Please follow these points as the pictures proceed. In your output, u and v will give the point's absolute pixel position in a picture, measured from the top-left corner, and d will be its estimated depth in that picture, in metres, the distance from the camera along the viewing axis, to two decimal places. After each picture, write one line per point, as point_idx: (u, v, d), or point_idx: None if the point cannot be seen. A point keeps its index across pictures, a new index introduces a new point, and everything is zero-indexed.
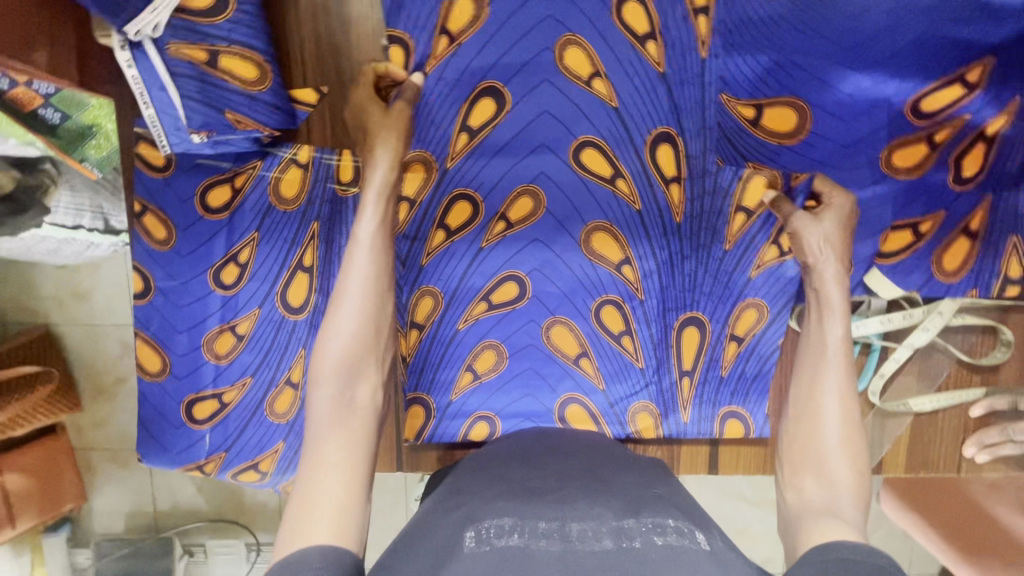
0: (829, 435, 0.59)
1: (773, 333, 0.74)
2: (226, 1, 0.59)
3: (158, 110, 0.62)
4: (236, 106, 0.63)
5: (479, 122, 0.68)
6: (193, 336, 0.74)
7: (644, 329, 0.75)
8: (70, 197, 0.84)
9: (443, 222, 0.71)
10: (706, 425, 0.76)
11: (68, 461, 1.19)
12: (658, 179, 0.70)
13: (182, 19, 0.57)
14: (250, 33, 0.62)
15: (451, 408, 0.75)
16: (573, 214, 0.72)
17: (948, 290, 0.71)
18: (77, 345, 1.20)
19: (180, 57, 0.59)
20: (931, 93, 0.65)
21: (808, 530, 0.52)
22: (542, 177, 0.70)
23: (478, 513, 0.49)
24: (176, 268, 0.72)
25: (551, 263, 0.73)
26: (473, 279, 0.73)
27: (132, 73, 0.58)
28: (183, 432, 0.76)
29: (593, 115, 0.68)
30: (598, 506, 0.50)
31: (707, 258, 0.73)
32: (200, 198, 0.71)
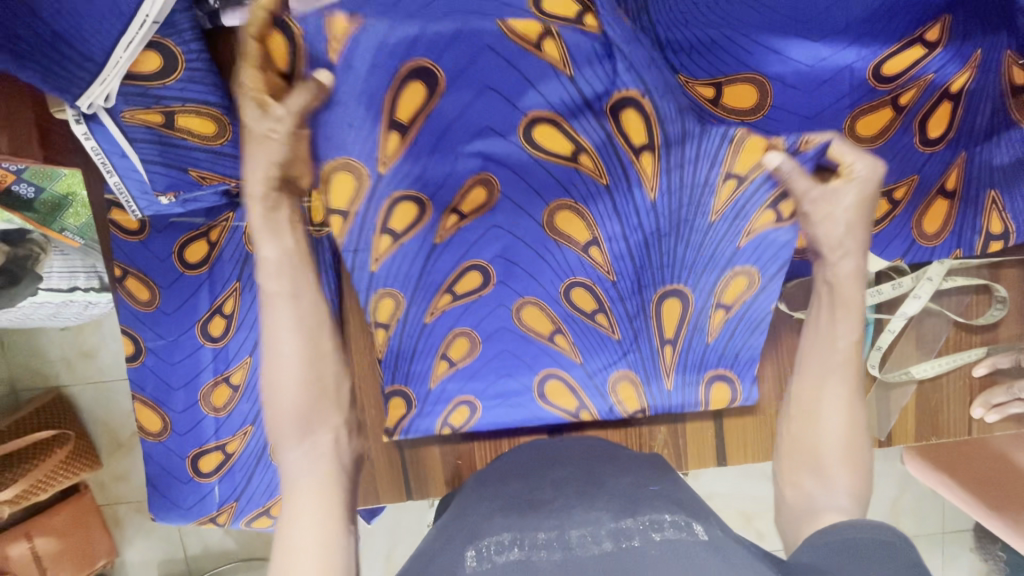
0: (822, 439, 0.61)
1: (761, 301, 0.68)
2: (175, 58, 0.58)
3: (122, 176, 0.64)
4: (199, 163, 0.65)
5: (409, 117, 0.51)
6: (189, 391, 0.75)
7: (619, 305, 0.69)
8: (61, 261, 0.89)
9: (386, 226, 0.59)
10: (692, 391, 0.74)
11: (97, 520, 1.19)
12: (625, 149, 0.56)
13: (133, 85, 0.57)
14: (205, 89, 0.61)
15: (431, 396, 0.72)
16: (529, 196, 0.62)
17: (934, 254, 0.72)
18: (90, 404, 1.22)
19: (135, 122, 0.60)
20: (892, 56, 0.61)
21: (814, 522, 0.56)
22: (489, 163, 0.59)
23: (480, 530, 0.50)
24: (163, 328, 0.73)
25: (511, 246, 0.67)
26: (434, 273, 0.65)
27: (91, 144, 0.60)
28: (192, 486, 0.77)
29: (542, 83, 0.51)
30: (595, 511, 0.50)
31: (689, 235, 0.63)
32: (178, 255, 0.72)
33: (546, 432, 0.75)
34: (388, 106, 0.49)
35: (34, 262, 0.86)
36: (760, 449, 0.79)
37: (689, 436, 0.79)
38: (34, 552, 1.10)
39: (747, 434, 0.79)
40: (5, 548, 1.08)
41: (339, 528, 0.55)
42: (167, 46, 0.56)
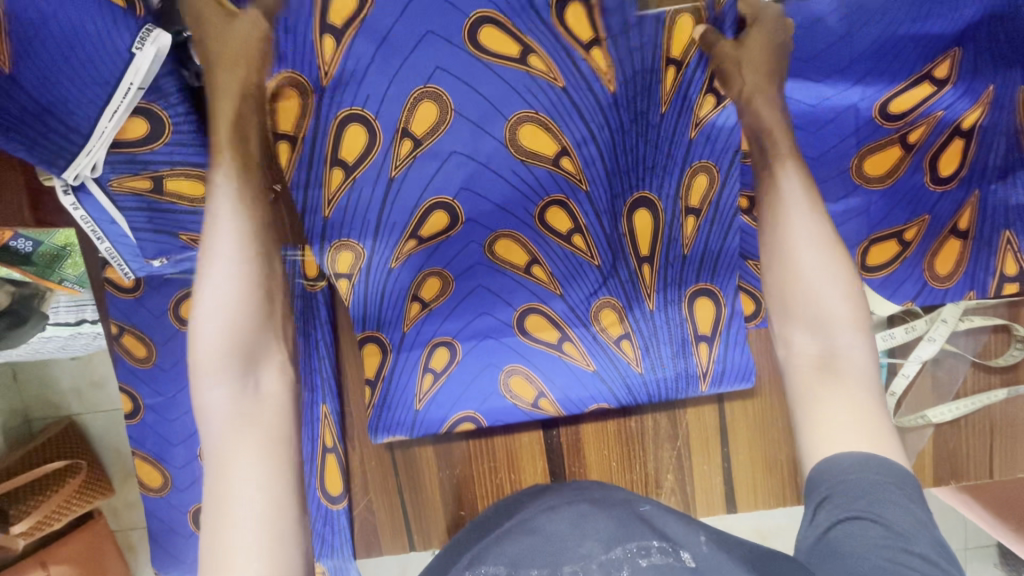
0: (808, 272, 0.56)
1: (729, 195, 0.64)
2: (161, 121, 0.57)
3: (113, 242, 0.64)
4: (189, 226, 0.64)
5: (343, 20, 0.54)
6: (189, 447, 0.74)
7: (595, 223, 0.66)
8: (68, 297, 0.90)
9: (335, 157, 0.59)
10: (674, 311, 0.70)
11: (111, 544, 1.14)
12: (575, 47, 0.57)
13: (123, 152, 0.57)
14: (192, 151, 0.60)
15: (406, 340, 0.69)
16: (486, 109, 0.59)
17: (947, 295, 0.69)
18: (101, 433, 1.19)
19: (123, 189, 0.60)
20: (900, 93, 0.62)
21: (821, 395, 0.53)
22: (440, 72, 0.56)
23: (477, 559, 0.49)
24: (161, 384, 0.72)
25: (477, 175, 0.62)
26: (394, 215, 0.62)
27: (80, 214, 0.60)
28: (194, 541, 0.76)
29: None
30: (587, 542, 0.47)
31: (648, 128, 0.62)
32: (173, 310, 0.71)
33: (540, 428, 0.75)
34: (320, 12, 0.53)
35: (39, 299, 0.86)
36: (771, 486, 0.76)
37: (696, 480, 0.76)
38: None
39: (756, 474, 0.76)
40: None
41: (285, 474, 0.47)
42: (155, 110, 0.56)
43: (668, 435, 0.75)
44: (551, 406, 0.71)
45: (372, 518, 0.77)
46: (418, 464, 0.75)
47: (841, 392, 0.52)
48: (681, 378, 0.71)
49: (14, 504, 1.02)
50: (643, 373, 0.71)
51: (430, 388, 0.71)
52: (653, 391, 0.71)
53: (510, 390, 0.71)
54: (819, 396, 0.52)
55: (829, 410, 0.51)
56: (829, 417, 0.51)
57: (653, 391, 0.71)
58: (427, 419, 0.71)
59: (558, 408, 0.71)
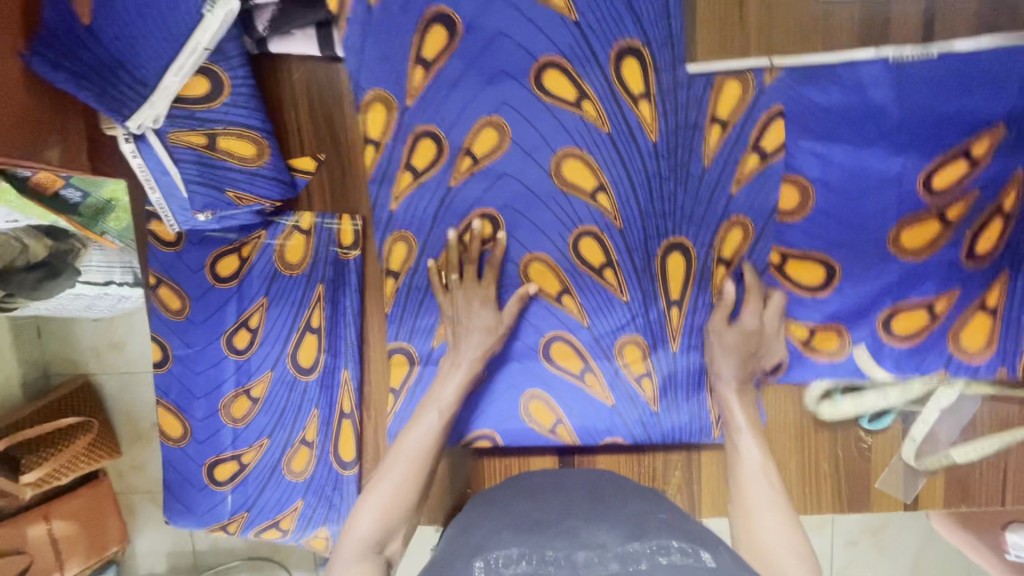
0: (763, 513, 0.62)
1: (759, 253, 0.70)
2: (222, 86, 0.62)
3: (164, 195, 0.65)
4: (238, 183, 0.66)
5: (433, 55, 0.67)
6: (211, 400, 0.76)
7: (627, 258, 0.70)
8: (100, 256, 0.81)
9: (409, 162, 0.69)
10: (696, 355, 0.72)
11: (112, 506, 1.16)
12: (625, 97, 0.67)
13: (181, 108, 0.60)
14: (247, 113, 0.64)
15: (434, 353, 0.74)
16: (539, 142, 0.68)
17: (976, 371, 0.71)
18: (115, 394, 1.19)
19: (180, 143, 0.62)
20: (939, 169, 0.66)
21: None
22: (505, 106, 0.68)
23: (487, 544, 0.48)
24: (191, 336, 0.75)
25: (522, 197, 0.70)
26: (446, 218, 0.71)
27: (138, 162, 0.62)
28: (206, 493, 0.78)
29: (550, 30, 0.66)
30: (602, 534, 0.48)
31: (687, 179, 0.68)
32: (210, 269, 0.73)
33: (554, 457, 0.75)
34: (416, 50, 0.67)
35: (73, 256, 0.79)
36: None
37: (704, 481, 0.75)
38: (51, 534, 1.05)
39: None
40: (25, 529, 1.02)
41: None
42: (217, 72, 0.61)
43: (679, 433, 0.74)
44: (568, 434, 0.73)
45: None
46: None
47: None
48: (694, 420, 0.72)
49: (26, 454, 1.01)
50: (658, 412, 0.72)
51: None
52: (668, 431, 0.72)
53: (530, 415, 0.73)
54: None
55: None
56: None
57: (667, 430, 0.72)
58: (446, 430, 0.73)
59: (574, 437, 0.73)
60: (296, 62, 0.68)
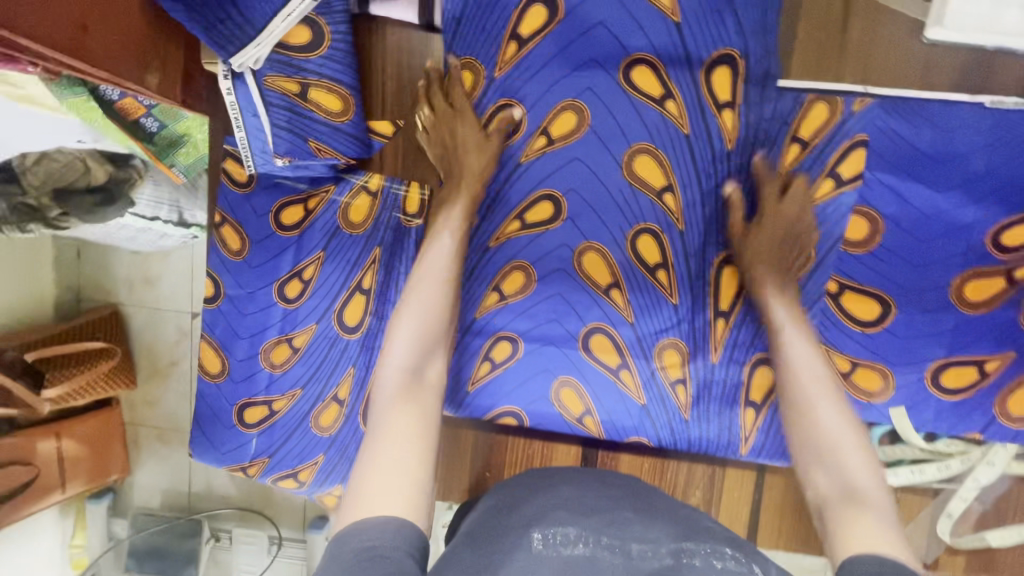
0: (825, 422, 0.61)
1: (816, 279, 0.69)
2: (322, 38, 0.63)
3: (249, 135, 0.66)
4: (319, 135, 0.67)
5: (530, 31, 0.68)
6: (253, 343, 0.77)
7: (682, 263, 0.71)
8: (153, 190, 0.83)
9: (484, 135, 0.71)
10: (735, 370, 0.71)
11: (119, 432, 1.10)
12: (710, 105, 0.67)
13: (280, 53, 0.62)
14: (340, 69, 0.66)
15: (475, 325, 0.74)
16: (616, 134, 0.69)
17: (1015, 436, 0.68)
18: (141, 327, 1.13)
19: (274, 87, 0.63)
20: (1014, 224, 0.65)
21: (852, 526, 0.54)
22: (589, 93, 0.68)
23: (544, 517, 0.53)
24: (245, 278, 0.76)
25: (590, 185, 0.70)
26: (510, 194, 0.72)
27: (231, 100, 0.63)
28: (233, 433, 0.79)
29: (650, 28, 0.66)
30: (657, 532, 0.52)
31: (757, 192, 0.68)
32: (275, 214, 0.74)
33: (577, 445, 0.76)
34: (513, 23, 0.68)
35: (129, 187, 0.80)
36: (795, 528, 0.75)
37: (725, 489, 0.76)
38: (59, 452, 0.99)
39: (782, 515, 0.75)
40: (35, 442, 0.97)
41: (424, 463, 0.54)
42: (319, 23, 0.63)
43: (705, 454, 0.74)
44: (595, 425, 0.73)
45: None
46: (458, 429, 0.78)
47: (873, 523, 0.53)
48: (723, 436, 0.72)
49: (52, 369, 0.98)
50: (688, 420, 0.72)
51: (485, 375, 0.74)
52: (694, 441, 0.72)
53: (559, 400, 0.74)
54: (849, 522, 0.54)
55: (861, 532, 0.53)
56: (856, 539, 0.52)
57: (694, 440, 0.72)
58: (475, 404, 0.75)
59: (601, 429, 0.73)
60: (390, 27, 0.70)
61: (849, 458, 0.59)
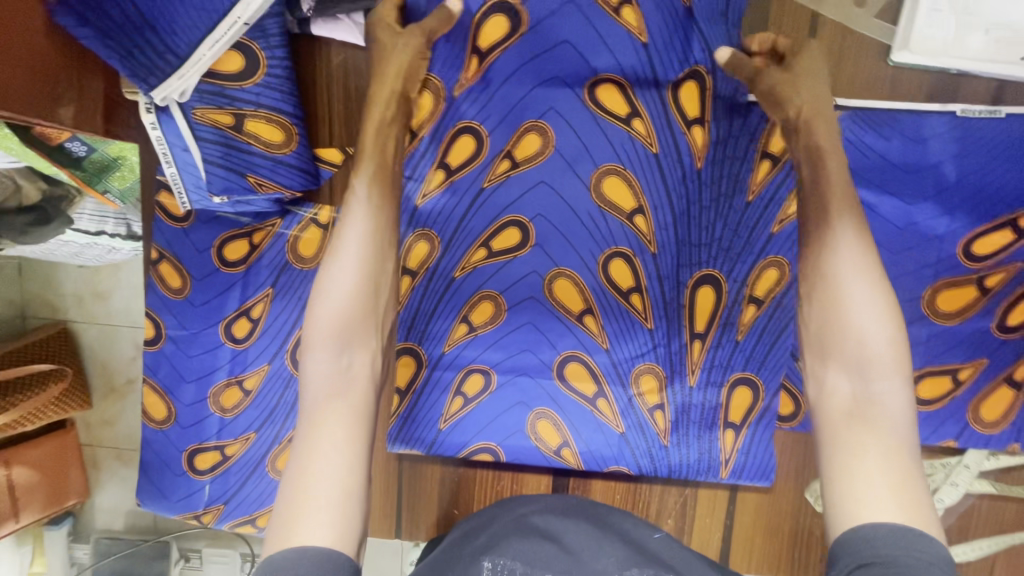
0: (859, 323, 0.49)
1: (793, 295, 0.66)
2: (257, 64, 0.58)
3: (180, 169, 0.60)
4: (258, 169, 0.62)
5: (488, 44, 0.64)
6: (200, 386, 0.72)
7: (656, 286, 0.67)
8: (95, 204, 0.77)
9: (443, 160, 0.67)
10: (713, 393, 0.68)
11: (77, 456, 1.02)
12: (679, 121, 0.64)
13: (209, 83, 0.56)
14: (281, 97, 0.61)
15: (444, 359, 0.70)
16: (582, 154, 0.65)
17: (988, 442, 0.68)
18: (93, 345, 1.04)
19: (204, 120, 0.58)
20: (982, 235, 0.64)
21: (852, 451, 0.45)
22: (553, 113, 0.65)
23: (500, 546, 0.48)
24: (187, 318, 0.71)
25: (557, 209, 0.66)
26: (475, 220, 0.68)
27: (156, 134, 0.57)
28: (183, 480, 0.75)
29: (617, 47, 0.62)
30: (603, 559, 0.48)
31: (728, 211, 0.66)
32: (216, 251, 0.69)
33: (549, 474, 0.73)
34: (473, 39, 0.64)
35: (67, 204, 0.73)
36: (768, 551, 0.74)
37: (697, 517, 0.73)
38: (9, 483, 0.90)
39: (755, 539, 0.73)
40: None
41: (359, 471, 0.48)
42: (253, 48, 0.57)
43: (677, 483, 0.72)
44: (573, 457, 0.69)
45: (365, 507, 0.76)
46: (422, 467, 0.75)
47: (872, 451, 0.45)
48: (704, 460, 0.69)
49: None
50: (668, 446, 0.69)
51: (457, 412, 0.70)
52: (676, 467, 0.69)
53: (536, 433, 0.70)
54: (856, 448, 0.45)
55: (860, 465, 0.44)
56: (856, 474, 0.44)
57: (675, 466, 0.69)
58: (446, 443, 0.70)
59: (579, 460, 0.69)
60: (335, 48, 0.64)
61: (883, 365, 0.47)
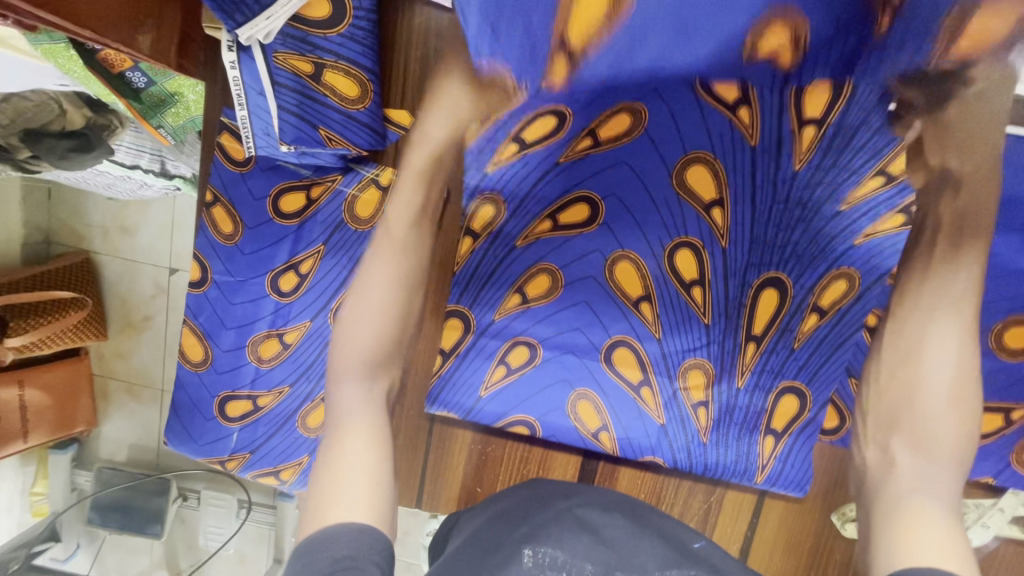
0: (932, 404, 0.52)
1: (858, 313, 0.64)
2: (344, 12, 0.56)
3: (251, 113, 0.59)
4: (331, 123, 0.60)
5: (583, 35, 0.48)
6: (240, 335, 0.72)
7: (720, 282, 0.66)
8: (133, 136, 0.78)
9: (519, 135, 0.62)
10: (760, 398, 0.68)
11: (87, 385, 1.03)
12: (790, 115, 0.59)
13: (295, 28, 0.54)
14: (360, 50, 0.59)
15: (492, 326, 0.69)
16: (671, 136, 0.62)
17: None
18: (114, 281, 1.05)
19: (284, 66, 0.55)
20: None
21: (907, 521, 0.48)
22: (653, 95, 0.59)
23: (539, 533, 0.47)
24: (235, 265, 0.70)
25: (632, 189, 0.65)
26: (544, 189, 0.65)
27: (234, 74, 0.55)
28: (212, 425, 0.75)
29: (722, 135, 0.61)
30: (647, 557, 0.45)
31: (813, 217, 0.63)
32: (273, 201, 0.68)
33: (580, 455, 0.73)
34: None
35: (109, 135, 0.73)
36: (784, 567, 0.74)
37: (719, 522, 0.73)
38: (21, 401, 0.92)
39: (774, 555, 0.73)
40: None
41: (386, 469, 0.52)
42: None
43: (704, 488, 0.72)
44: (610, 441, 0.70)
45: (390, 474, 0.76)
46: (452, 437, 0.74)
47: (934, 524, 0.47)
48: (739, 462, 0.69)
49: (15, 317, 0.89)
50: (706, 444, 0.69)
51: (498, 381, 0.70)
52: (711, 465, 0.69)
53: (575, 412, 0.70)
54: (910, 522, 0.47)
55: (912, 529, 0.47)
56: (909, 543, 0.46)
57: (710, 464, 0.69)
58: (484, 411, 0.70)
59: (615, 445, 0.70)
60: (419, 6, 0.62)
61: (946, 448, 0.51)
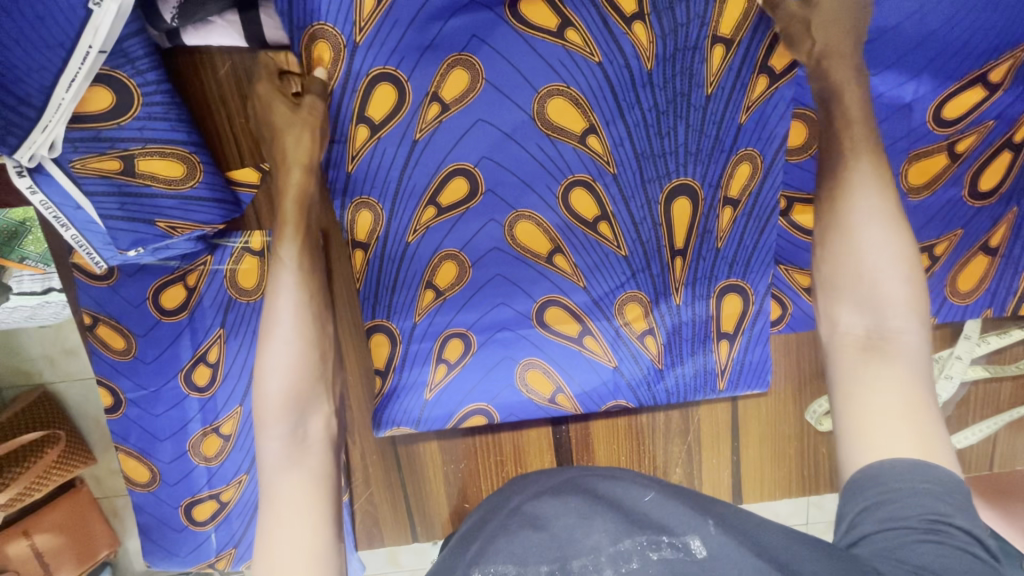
0: (869, 257, 0.53)
1: (770, 190, 0.62)
2: (130, 96, 0.51)
3: (80, 229, 0.57)
4: (168, 213, 0.57)
5: None
6: (177, 442, 0.69)
7: (623, 209, 0.63)
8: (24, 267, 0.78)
9: (363, 114, 0.58)
10: (702, 307, 0.66)
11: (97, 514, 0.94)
12: (617, 21, 0.57)
13: (84, 129, 0.51)
14: (168, 126, 0.54)
15: (416, 330, 0.66)
16: (517, 82, 0.58)
17: (965, 310, 0.68)
18: (78, 403, 0.96)
19: (88, 172, 0.53)
20: (953, 95, 0.61)
21: (866, 385, 0.51)
22: (476, 41, 0.57)
23: (484, 553, 0.42)
24: (143, 377, 0.67)
25: (502, 147, 0.61)
26: (414, 178, 0.61)
27: (39, 198, 0.53)
28: (187, 534, 0.73)
29: (561, 65, 0.58)
30: (596, 532, 0.42)
31: (689, 112, 0.60)
32: (153, 300, 0.64)
33: (548, 424, 0.72)
34: None
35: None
36: (778, 476, 0.74)
37: (705, 450, 0.73)
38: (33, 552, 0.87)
39: (764, 466, 0.74)
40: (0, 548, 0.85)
41: (326, 522, 0.52)
42: (121, 80, 0.51)
43: (679, 430, 0.72)
44: (569, 401, 0.69)
45: (374, 511, 0.75)
46: (420, 457, 0.72)
47: (889, 390, 0.50)
48: (699, 376, 0.68)
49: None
50: (663, 368, 0.68)
51: (442, 379, 0.68)
52: (673, 388, 0.69)
53: (526, 383, 0.68)
54: (868, 382, 0.51)
55: (873, 397, 0.50)
56: (867, 416, 0.49)
57: (672, 387, 0.69)
58: (433, 417, 0.68)
59: (575, 404, 0.69)
60: (217, 54, 0.58)
61: (891, 296, 0.53)
